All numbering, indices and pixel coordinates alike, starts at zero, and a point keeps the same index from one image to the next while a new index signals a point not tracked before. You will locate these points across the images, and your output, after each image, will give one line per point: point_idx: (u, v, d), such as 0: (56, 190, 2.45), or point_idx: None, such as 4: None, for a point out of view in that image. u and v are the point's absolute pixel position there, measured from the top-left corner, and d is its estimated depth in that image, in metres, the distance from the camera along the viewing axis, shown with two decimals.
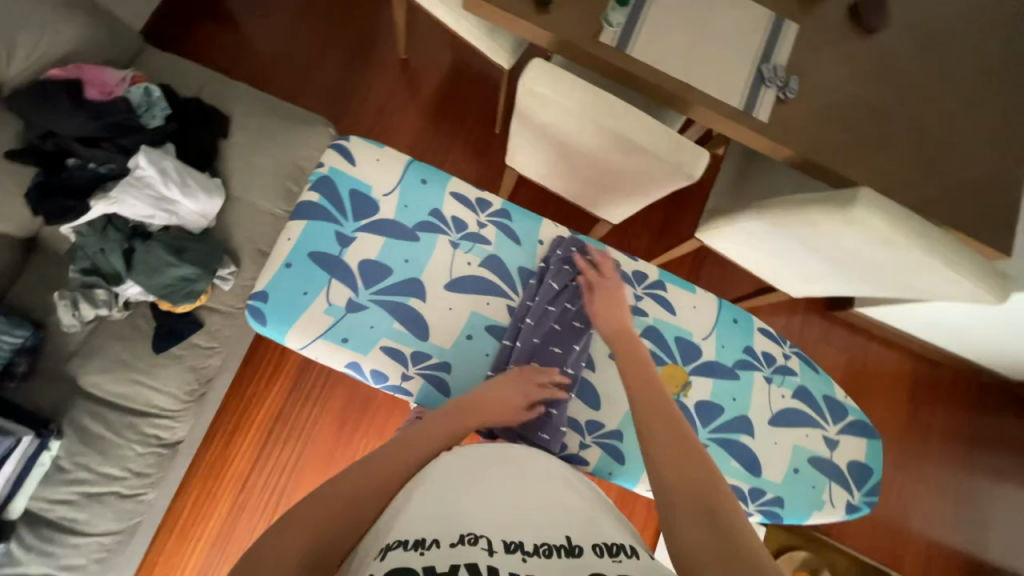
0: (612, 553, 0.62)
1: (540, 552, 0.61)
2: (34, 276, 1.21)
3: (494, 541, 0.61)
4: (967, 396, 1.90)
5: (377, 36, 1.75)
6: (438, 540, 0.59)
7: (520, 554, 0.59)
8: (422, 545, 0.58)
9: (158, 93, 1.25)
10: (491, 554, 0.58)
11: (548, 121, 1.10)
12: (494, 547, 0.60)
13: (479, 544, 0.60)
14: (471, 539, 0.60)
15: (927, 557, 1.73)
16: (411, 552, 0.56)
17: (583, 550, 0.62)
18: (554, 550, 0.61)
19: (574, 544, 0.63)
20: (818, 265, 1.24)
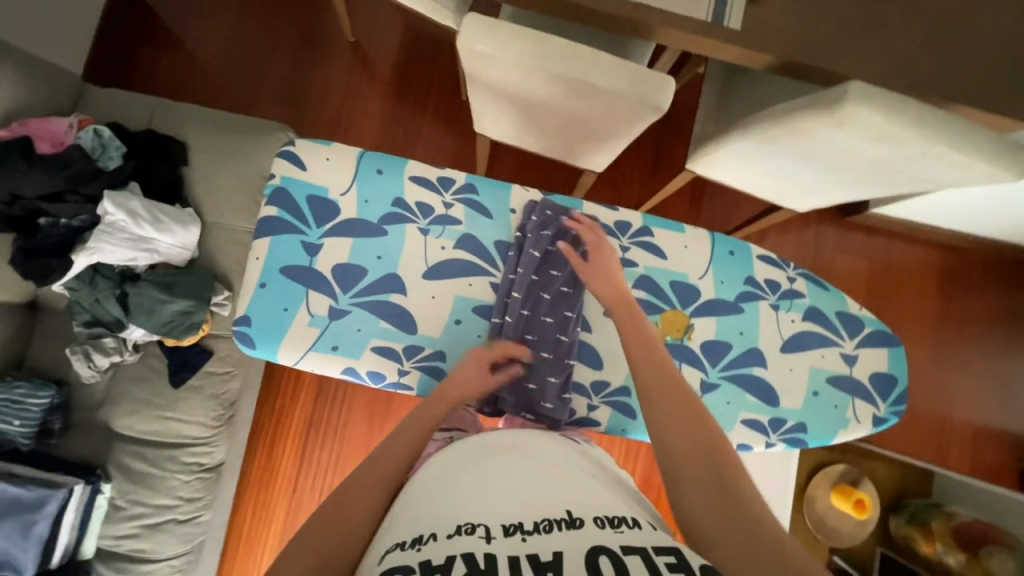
0: (614, 524, 0.51)
1: (540, 528, 0.50)
2: (47, 337, 1.28)
3: (495, 524, 0.50)
4: (998, 278, 1.75)
5: (322, 25, 1.74)
6: (435, 533, 0.50)
7: (520, 534, 0.49)
8: (420, 542, 0.49)
9: (107, 132, 1.24)
10: (489, 540, 0.48)
11: (496, 78, 0.96)
12: (492, 531, 0.49)
13: (476, 530, 0.49)
14: (468, 527, 0.50)
15: (975, 444, 1.67)
16: (408, 552, 0.48)
17: (585, 521, 0.51)
18: (555, 524, 0.50)
19: (576, 516, 0.51)
20: (817, 174, 1.12)
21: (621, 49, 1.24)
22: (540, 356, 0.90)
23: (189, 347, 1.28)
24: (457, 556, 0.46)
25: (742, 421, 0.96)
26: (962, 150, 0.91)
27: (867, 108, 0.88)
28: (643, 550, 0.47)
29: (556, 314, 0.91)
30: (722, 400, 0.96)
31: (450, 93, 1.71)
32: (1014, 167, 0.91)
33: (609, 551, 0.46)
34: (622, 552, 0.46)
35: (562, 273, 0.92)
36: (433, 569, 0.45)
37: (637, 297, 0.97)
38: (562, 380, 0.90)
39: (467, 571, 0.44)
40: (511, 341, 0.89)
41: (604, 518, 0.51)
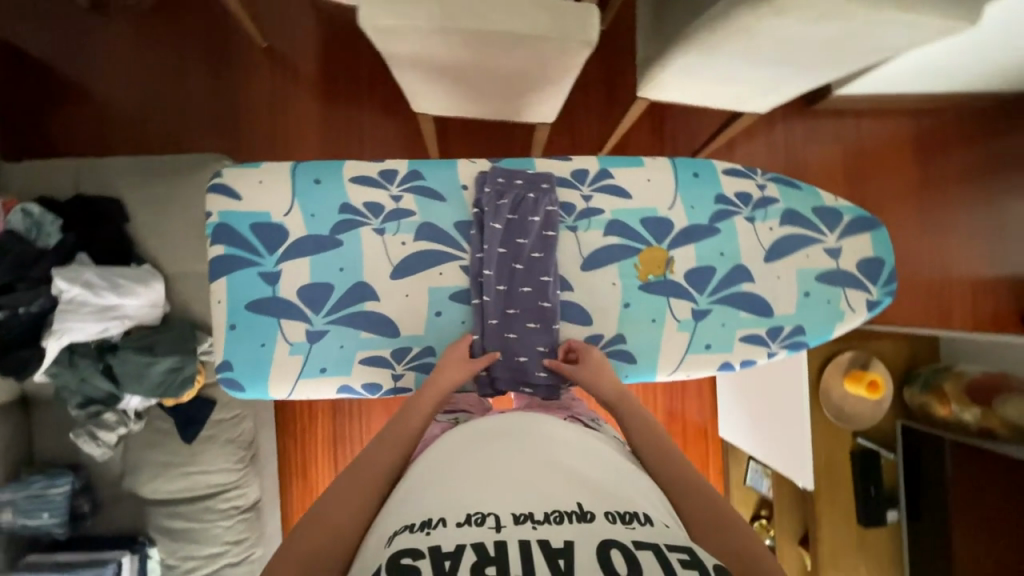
0: (625, 520, 0.51)
1: (551, 519, 0.50)
2: (49, 426, 1.27)
3: (504, 513, 0.50)
4: (973, 130, 1.71)
5: (227, 38, 1.62)
6: (444, 518, 0.50)
7: (530, 523, 0.49)
8: (428, 526, 0.49)
9: (36, 208, 1.17)
10: (499, 529, 0.48)
11: (415, 52, 0.90)
12: (502, 520, 0.49)
13: (486, 521, 0.49)
14: (478, 517, 0.50)
15: (975, 300, 1.69)
16: (417, 535, 0.49)
17: (595, 515, 0.50)
18: (566, 516, 0.50)
19: (586, 509, 0.51)
20: (769, 70, 1.07)
21: None
22: (529, 326, 0.89)
23: (190, 401, 1.27)
24: (467, 545, 0.47)
25: (740, 338, 0.96)
26: (908, 9, 0.86)
27: None
28: (656, 546, 0.48)
29: (534, 281, 0.90)
30: (715, 323, 0.96)
31: (380, 77, 1.61)
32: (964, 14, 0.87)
33: (622, 545, 0.47)
34: (634, 546, 0.47)
35: (529, 239, 0.90)
36: (444, 556, 0.45)
37: (611, 244, 0.95)
38: (551, 348, 0.90)
39: (478, 559, 0.45)
40: (493, 319, 0.88)
41: (615, 513, 0.51)
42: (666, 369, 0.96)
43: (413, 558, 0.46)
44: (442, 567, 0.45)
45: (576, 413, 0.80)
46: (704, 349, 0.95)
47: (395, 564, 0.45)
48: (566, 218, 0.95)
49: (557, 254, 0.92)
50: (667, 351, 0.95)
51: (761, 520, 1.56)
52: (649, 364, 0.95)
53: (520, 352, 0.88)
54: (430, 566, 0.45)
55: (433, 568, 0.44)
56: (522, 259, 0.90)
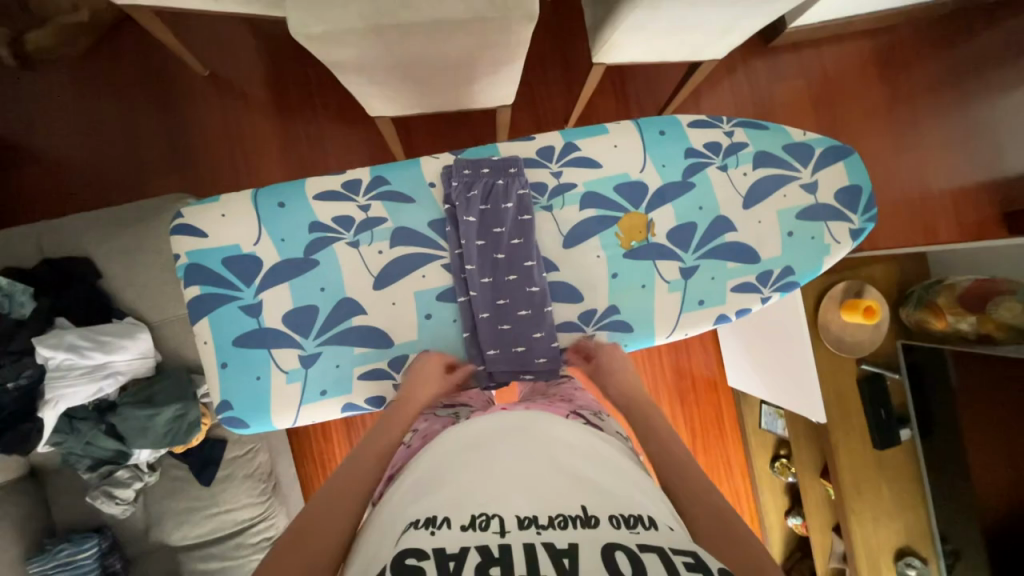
0: (630, 523, 0.49)
1: (555, 523, 0.49)
2: (63, 494, 1.26)
3: (508, 516, 0.50)
4: (932, 40, 1.70)
5: (165, 72, 1.57)
6: (448, 518, 0.50)
7: (534, 528, 0.49)
8: (433, 524, 0.49)
9: (4, 281, 1.11)
10: (503, 533, 0.48)
11: (356, 55, 0.87)
12: (506, 524, 0.49)
13: (490, 524, 0.49)
14: (482, 520, 0.49)
15: (958, 209, 1.71)
16: (422, 533, 0.48)
17: (600, 520, 0.49)
18: (570, 521, 0.49)
19: (591, 513, 0.50)
20: (720, 12, 1.05)
21: None
22: (521, 312, 0.88)
23: (200, 444, 1.26)
24: (471, 548, 0.46)
25: (732, 289, 0.96)
26: None
27: None
28: (661, 549, 0.47)
29: (518, 267, 0.89)
30: (706, 278, 0.96)
31: (330, 86, 1.57)
32: None
33: (626, 549, 0.46)
34: (638, 550, 0.46)
35: (506, 226, 0.89)
36: (448, 557, 0.46)
37: (589, 217, 0.94)
38: (547, 332, 0.89)
39: (482, 560, 0.45)
40: (484, 312, 0.88)
41: (619, 517, 0.50)
42: (663, 331, 0.95)
43: (417, 557, 0.45)
44: (447, 568, 0.45)
45: (579, 407, 0.76)
46: (698, 305, 0.95)
47: (399, 563, 0.45)
48: (540, 198, 0.93)
49: (536, 238, 0.91)
50: (662, 313, 0.95)
51: (782, 460, 1.62)
52: (646, 329, 0.95)
53: (514, 343, 0.88)
54: (435, 566, 0.44)
55: (437, 567, 0.44)
56: (504, 246, 0.89)
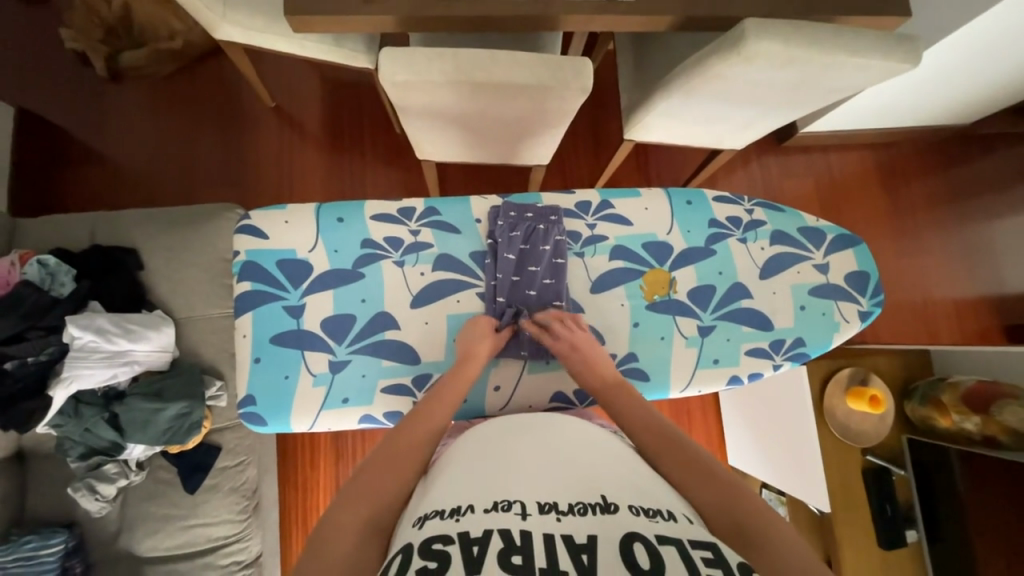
0: (649, 513, 0.55)
1: (575, 509, 0.54)
2: (43, 482, 1.22)
3: (529, 502, 0.55)
4: (931, 160, 1.87)
5: (239, 98, 1.74)
6: (473, 505, 0.55)
7: (555, 513, 0.54)
8: (458, 513, 0.54)
9: (52, 259, 1.20)
10: (525, 517, 0.53)
11: (426, 102, 1.00)
12: (528, 508, 0.54)
13: (512, 508, 0.54)
14: (505, 504, 0.55)
15: (958, 316, 1.78)
16: (447, 521, 0.53)
17: (619, 506, 0.55)
18: (590, 508, 0.54)
19: (610, 501, 0.56)
20: (744, 109, 1.18)
21: (533, 44, 1.29)
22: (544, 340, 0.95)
23: (195, 447, 1.24)
24: (493, 531, 0.51)
25: (746, 352, 1.00)
26: (859, 53, 0.98)
27: (766, 39, 0.95)
28: (678, 541, 0.51)
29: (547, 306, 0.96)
30: (721, 339, 1.00)
31: (384, 130, 1.73)
32: (908, 56, 0.98)
33: (644, 538, 0.51)
34: (656, 540, 0.51)
35: (541, 267, 0.97)
36: (472, 542, 0.50)
37: (616, 267, 1.01)
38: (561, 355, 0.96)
39: (503, 547, 0.49)
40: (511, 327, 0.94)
41: (638, 507, 0.55)
42: (678, 385, 0.98)
43: (443, 543, 0.50)
44: (471, 553, 0.49)
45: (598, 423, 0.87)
46: (712, 364, 0.99)
47: (426, 548, 0.50)
48: (574, 245, 1.01)
49: (566, 280, 0.98)
50: (677, 367, 0.99)
51: None
52: (660, 381, 0.98)
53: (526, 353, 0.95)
54: (459, 552, 0.49)
55: (461, 553, 0.49)
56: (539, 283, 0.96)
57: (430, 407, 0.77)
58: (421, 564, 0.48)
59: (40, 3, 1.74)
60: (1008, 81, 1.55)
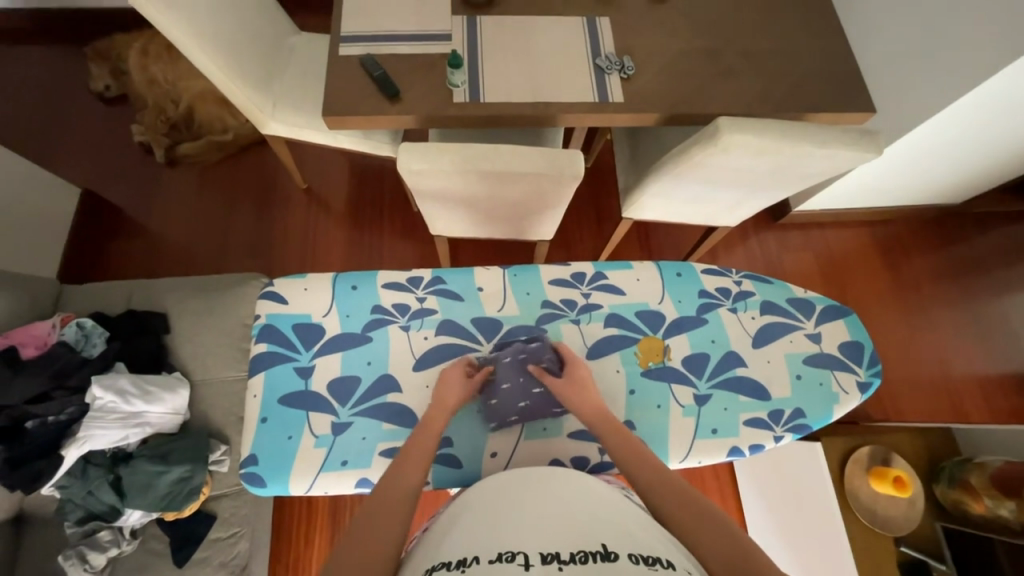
0: (648, 561, 0.54)
1: (576, 559, 0.54)
2: (35, 549, 1.20)
3: (532, 552, 0.55)
4: (926, 237, 1.93)
5: (277, 181, 1.95)
6: (478, 556, 0.55)
7: (556, 563, 0.53)
8: (464, 564, 0.54)
9: (89, 322, 1.30)
10: (527, 567, 0.53)
11: (439, 186, 1.12)
12: (531, 558, 0.54)
13: (515, 558, 0.54)
14: (508, 555, 0.55)
15: (983, 392, 1.72)
16: (453, 572, 0.54)
17: (619, 555, 0.55)
18: (590, 556, 0.54)
19: (610, 549, 0.55)
20: (729, 192, 1.29)
21: (537, 137, 1.46)
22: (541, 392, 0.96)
23: (191, 515, 1.22)
24: None
25: (745, 423, 1.01)
26: (828, 144, 1.09)
27: (738, 134, 1.07)
28: None
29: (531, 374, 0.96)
30: (718, 408, 1.01)
31: (403, 209, 1.89)
32: (873, 146, 1.09)
33: None
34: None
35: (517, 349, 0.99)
36: None
37: (611, 334, 1.06)
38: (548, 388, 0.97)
39: None
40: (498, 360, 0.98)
41: (638, 555, 0.55)
42: (677, 454, 0.98)
43: None
44: None
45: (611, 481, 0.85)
46: (711, 434, 0.99)
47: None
48: (569, 313, 1.07)
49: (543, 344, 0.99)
50: (676, 436, 0.99)
51: None
52: (660, 450, 0.98)
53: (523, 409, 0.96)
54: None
55: None
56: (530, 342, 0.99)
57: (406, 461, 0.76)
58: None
59: (119, 105, 2.05)
60: (985, 166, 1.66)
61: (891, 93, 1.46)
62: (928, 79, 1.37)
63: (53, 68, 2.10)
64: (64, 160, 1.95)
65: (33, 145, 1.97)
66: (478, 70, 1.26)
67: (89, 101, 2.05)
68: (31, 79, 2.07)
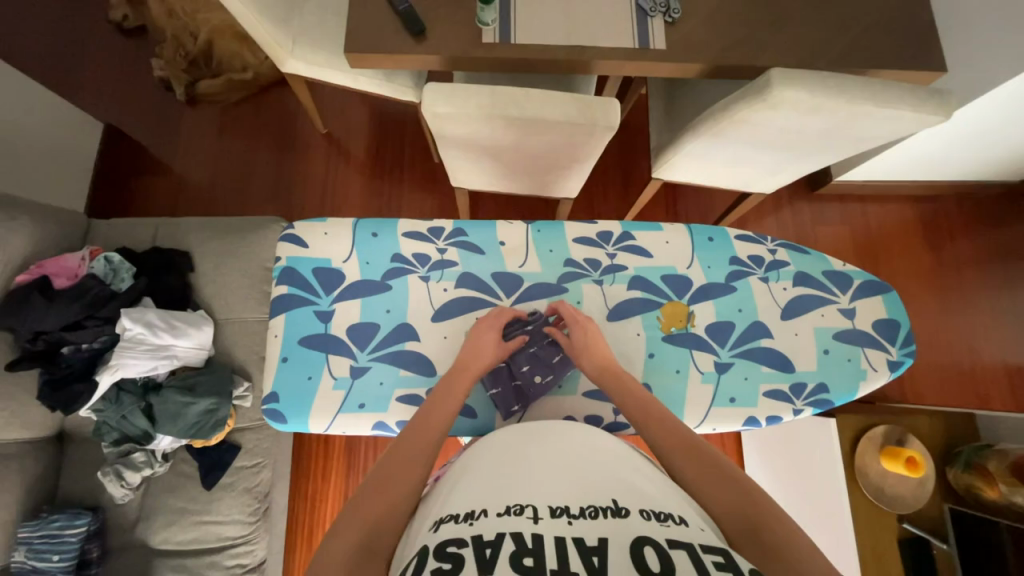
0: (660, 518, 0.54)
1: (587, 514, 0.54)
2: (77, 464, 1.29)
3: (541, 506, 0.55)
4: (976, 215, 1.80)
5: (295, 123, 1.90)
6: (486, 509, 0.55)
7: (566, 517, 0.54)
8: (472, 517, 0.55)
9: (117, 257, 1.32)
10: (536, 520, 0.54)
11: (463, 133, 1.07)
12: (540, 512, 0.55)
13: (524, 511, 0.55)
14: (517, 508, 0.55)
15: (1011, 380, 1.66)
16: (461, 525, 0.54)
17: (630, 511, 0.55)
18: (601, 512, 0.55)
19: (622, 506, 0.55)
20: (772, 154, 1.20)
21: (568, 86, 1.37)
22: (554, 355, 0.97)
23: (217, 444, 1.28)
24: (506, 534, 0.52)
25: (764, 394, 0.99)
26: (891, 104, 0.99)
27: (791, 89, 0.98)
28: (689, 546, 0.51)
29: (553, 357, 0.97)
30: (738, 377, 1.00)
31: (423, 158, 1.84)
32: (940, 109, 0.99)
33: (655, 543, 0.51)
34: (667, 545, 0.51)
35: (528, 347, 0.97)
36: (485, 544, 0.51)
37: (634, 297, 1.03)
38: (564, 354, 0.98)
39: (516, 548, 0.50)
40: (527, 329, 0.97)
41: (650, 512, 0.55)
42: (693, 417, 0.98)
43: (458, 546, 0.51)
44: (484, 555, 0.49)
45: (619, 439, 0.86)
46: (729, 402, 0.98)
47: (441, 551, 0.51)
48: (592, 272, 1.04)
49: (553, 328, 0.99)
50: (693, 402, 0.98)
51: None
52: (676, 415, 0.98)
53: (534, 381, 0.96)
54: (473, 555, 0.50)
55: (475, 556, 0.50)
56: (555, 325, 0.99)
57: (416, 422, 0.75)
58: (435, 565, 0.50)
59: (137, 37, 1.99)
60: None
61: (967, 51, 1.31)
62: (1012, 36, 1.22)
63: None
64: (86, 93, 1.93)
65: (54, 76, 1.94)
66: (510, 8, 1.17)
67: (107, 30, 1.99)
68: (48, 4, 2.01)
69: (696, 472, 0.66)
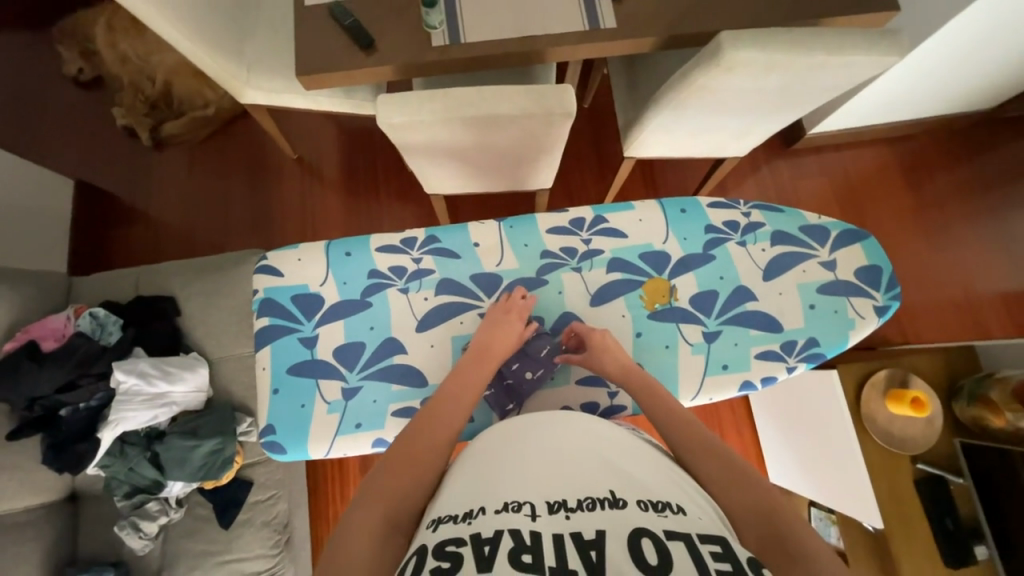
0: (657, 508, 0.55)
1: (584, 506, 0.54)
2: (93, 521, 1.29)
3: (539, 503, 0.55)
4: (953, 148, 1.80)
5: (265, 152, 1.90)
6: (484, 507, 0.55)
7: (563, 511, 0.54)
8: (470, 516, 0.55)
9: (101, 311, 1.31)
10: (534, 518, 0.53)
11: (425, 140, 1.07)
12: (537, 509, 0.54)
13: (522, 509, 0.55)
14: (514, 505, 0.55)
15: (1009, 308, 1.66)
16: (459, 525, 0.54)
17: (627, 502, 0.55)
18: (598, 503, 0.55)
19: (619, 496, 0.56)
20: (736, 118, 1.20)
21: (528, 77, 1.37)
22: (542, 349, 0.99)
23: (228, 483, 1.28)
24: (504, 532, 0.52)
25: (756, 356, 0.99)
26: (845, 52, 0.98)
27: (742, 50, 0.97)
28: (688, 537, 0.51)
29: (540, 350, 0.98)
30: (728, 344, 1.00)
31: (396, 170, 1.83)
32: (894, 49, 0.99)
33: (653, 534, 0.51)
34: (664, 535, 0.51)
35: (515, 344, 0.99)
36: (483, 542, 0.51)
37: (615, 279, 1.03)
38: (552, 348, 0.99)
39: (514, 545, 0.50)
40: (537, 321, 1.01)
41: (646, 502, 0.56)
42: (687, 389, 0.99)
43: (456, 545, 0.51)
44: (482, 553, 0.50)
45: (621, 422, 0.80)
46: (722, 369, 0.99)
47: (440, 550, 0.51)
48: (570, 261, 1.04)
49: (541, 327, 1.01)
50: (686, 374, 0.99)
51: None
52: (671, 390, 0.98)
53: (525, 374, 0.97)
54: (472, 553, 0.50)
55: (473, 553, 0.50)
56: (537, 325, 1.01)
57: (417, 427, 0.72)
58: (434, 565, 0.50)
59: (94, 89, 1.98)
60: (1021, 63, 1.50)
61: None
62: None
63: (21, 54, 2.01)
64: (51, 150, 1.92)
65: (17, 139, 1.93)
66: (456, 8, 1.16)
67: (63, 86, 1.98)
68: (2, 69, 2.00)
69: (695, 452, 0.70)
